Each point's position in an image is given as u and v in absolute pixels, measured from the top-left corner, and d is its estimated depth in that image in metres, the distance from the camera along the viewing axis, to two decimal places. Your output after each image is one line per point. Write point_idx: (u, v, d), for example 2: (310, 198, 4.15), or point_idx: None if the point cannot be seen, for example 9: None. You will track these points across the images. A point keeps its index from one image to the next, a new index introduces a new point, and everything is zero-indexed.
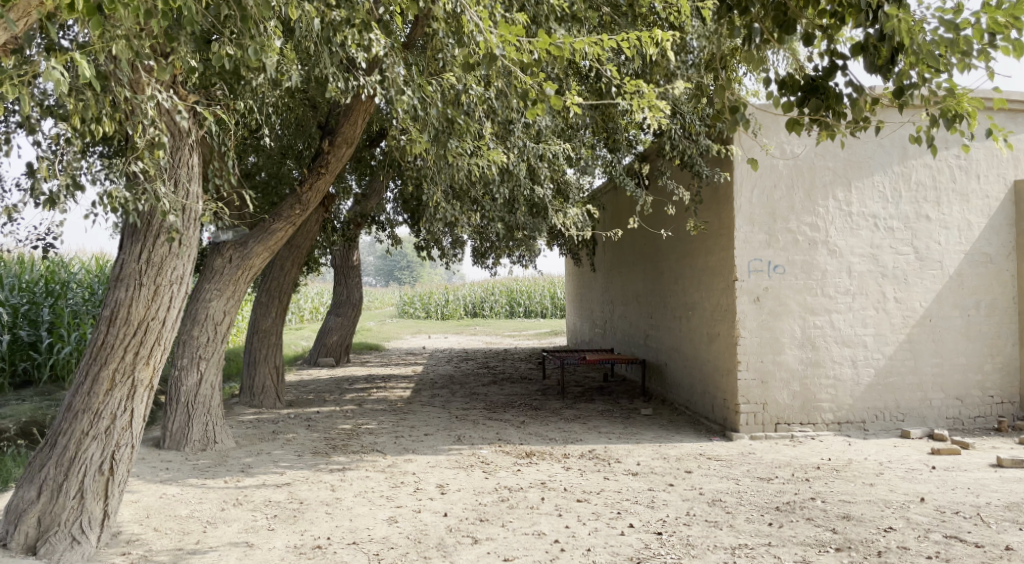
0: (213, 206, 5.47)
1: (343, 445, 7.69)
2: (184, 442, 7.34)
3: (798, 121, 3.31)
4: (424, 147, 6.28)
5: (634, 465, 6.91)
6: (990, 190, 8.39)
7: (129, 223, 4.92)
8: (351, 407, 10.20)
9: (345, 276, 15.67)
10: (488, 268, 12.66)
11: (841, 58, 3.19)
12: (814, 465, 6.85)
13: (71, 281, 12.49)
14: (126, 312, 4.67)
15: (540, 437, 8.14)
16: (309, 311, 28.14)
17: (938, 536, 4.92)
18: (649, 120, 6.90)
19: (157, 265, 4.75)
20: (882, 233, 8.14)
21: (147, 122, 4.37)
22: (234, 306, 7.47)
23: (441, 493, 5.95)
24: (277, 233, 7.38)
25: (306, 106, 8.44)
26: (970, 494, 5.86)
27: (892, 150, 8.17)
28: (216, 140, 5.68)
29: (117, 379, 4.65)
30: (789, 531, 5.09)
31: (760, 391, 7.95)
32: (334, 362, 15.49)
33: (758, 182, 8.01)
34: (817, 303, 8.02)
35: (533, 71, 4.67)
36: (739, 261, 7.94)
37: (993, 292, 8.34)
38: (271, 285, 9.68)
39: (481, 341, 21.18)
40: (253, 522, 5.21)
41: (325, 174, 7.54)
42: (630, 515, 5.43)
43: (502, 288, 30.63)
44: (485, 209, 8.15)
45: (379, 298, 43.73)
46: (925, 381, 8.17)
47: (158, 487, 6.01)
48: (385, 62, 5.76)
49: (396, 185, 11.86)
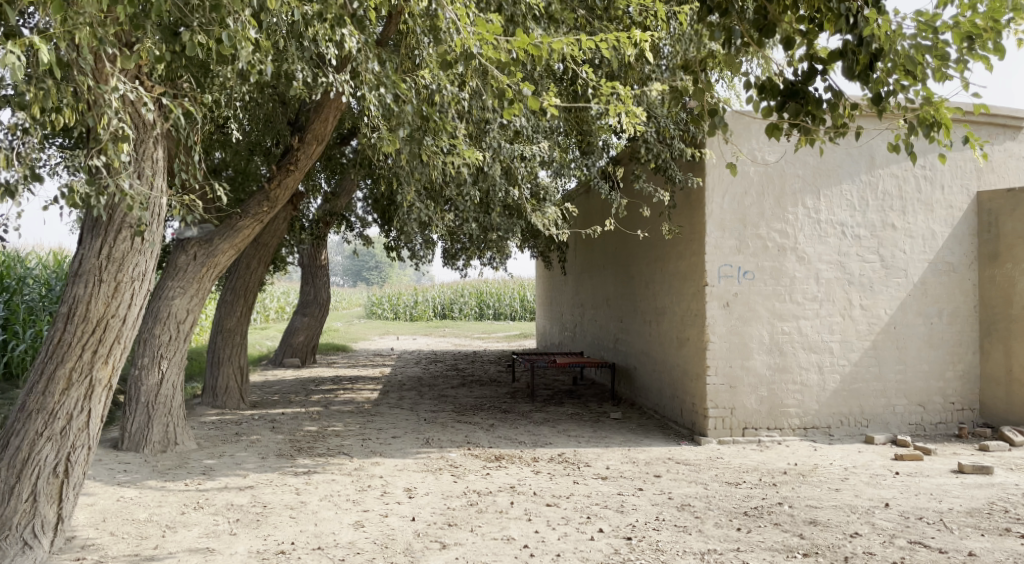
0: (179, 202, 5.32)
1: (309, 448, 7.54)
2: (143, 444, 7.13)
3: (777, 126, 3.31)
4: (397, 145, 6.19)
5: (603, 470, 6.88)
6: (954, 200, 8.55)
7: (89, 217, 4.75)
8: (317, 409, 10.03)
9: (312, 276, 15.45)
10: (458, 269, 12.58)
11: (820, 63, 3.21)
12: (781, 470, 6.89)
13: (27, 276, 12.14)
14: (85, 309, 4.51)
15: (509, 440, 8.09)
16: (274, 311, 27.76)
17: (902, 542, 4.97)
18: (623, 124, 6.91)
19: (118, 262, 4.60)
20: (850, 241, 8.25)
21: (111, 114, 4.21)
22: (198, 305, 7.29)
23: (409, 497, 5.86)
24: (244, 230, 7.22)
25: (278, 102, 8.30)
26: (933, 499, 5.95)
27: (860, 159, 8.29)
28: (182, 134, 5.53)
29: (74, 379, 4.48)
30: (757, 535, 5.10)
31: (728, 396, 7.99)
32: (300, 363, 15.26)
33: (729, 188, 8.06)
34: (785, 310, 8.10)
35: (510, 70, 4.62)
36: (709, 266, 7.98)
37: (955, 301, 8.50)
38: (236, 283, 9.49)
39: (450, 343, 20.96)
40: (214, 526, 5.07)
41: (295, 171, 7.40)
42: (599, 520, 5.40)
43: (472, 289, 30.48)
44: (458, 209, 8.08)
45: (347, 298, 43.23)
46: (889, 387, 8.28)
47: (115, 490, 5.82)
48: (358, 58, 5.66)
49: (367, 184, 11.73)
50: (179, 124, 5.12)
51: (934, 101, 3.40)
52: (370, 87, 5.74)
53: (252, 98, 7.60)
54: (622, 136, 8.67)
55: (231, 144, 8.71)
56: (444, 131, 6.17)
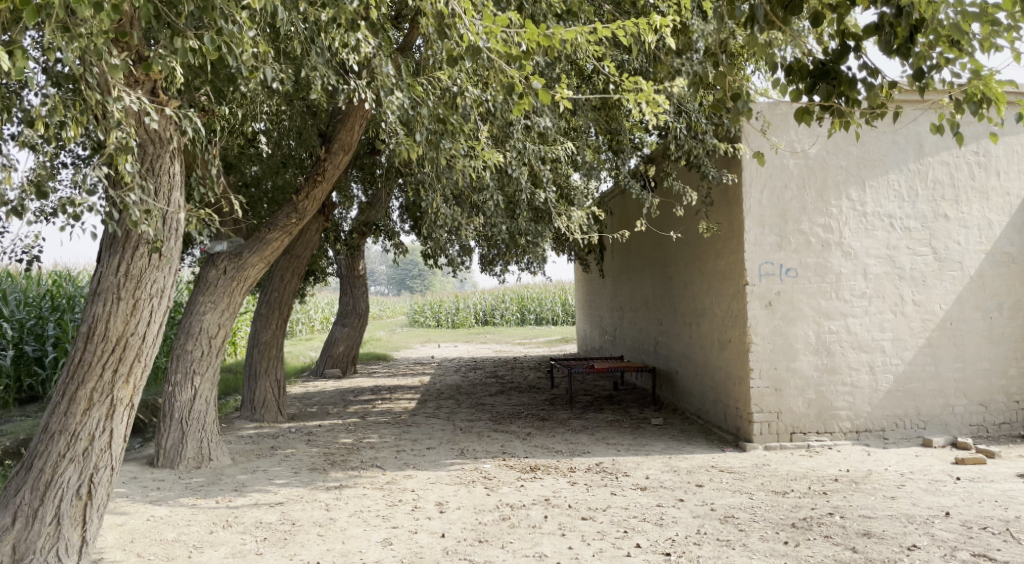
0: (199, 217, 5.27)
1: (342, 461, 7.45)
2: (178, 460, 7.13)
3: (808, 109, 3.06)
4: (417, 149, 6.08)
5: (643, 479, 6.62)
6: (1011, 186, 8.08)
7: (108, 233, 4.69)
8: (355, 420, 9.98)
9: (350, 286, 15.44)
10: (495, 275, 12.45)
11: (853, 38, 2.93)
12: (832, 478, 6.54)
13: (77, 295, 12.44)
14: (104, 328, 4.45)
15: (546, 450, 7.89)
16: (319, 322, 28.08)
17: (965, 555, 4.60)
18: (650, 119, 6.68)
19: (136, 278, 4.53)
20: (899, 233, 7.84)
21: (116, 127, 4.12)
22: (229, 319, 7.25)
23: (440, 512, 5.70)
24: (273, 243, 7.15)
25: (307, 115, 8.26)
26: (998, 507, 5.54)
27: (907, 146, 7.87)
28: (200, 149, 5.49)
29: (96, 399, 4.44)
30: (806, 549, 4.80)
31: (773, 400, 7.65)
32: (341, 373, 15.28)
33: (768, 182, 7.72)
34: (832, 307, 7.72)
35: (521, 64, 4.48)
36: (749, 264, 7.66)
37: (1016, 294, 8.01)
38: (271, 297, 9.47)
39: (491, 350, 20.83)
40: (241, 546, 4.98)
41: (323, 181, 7.28)
42: (637, 534, 5.15)
43: (513, 295, 30.37)
44: (487, 215, 7.92)
45: (391, 306, 43.60)
46: (946, 387, 7.84)
47: (146, 509, 5.79)
48: (373, 62, 5.55)
49: (400, 193, 11.67)
50: (196, 137, 5.07)
51: (983, 75, 3.09)
52: (387, 90, 5.62)
53: (279, 109, 7.60)
54: (654, 133, 8.45)
55: (263, 157, 8.74)
56: (461, 133, 6.02)
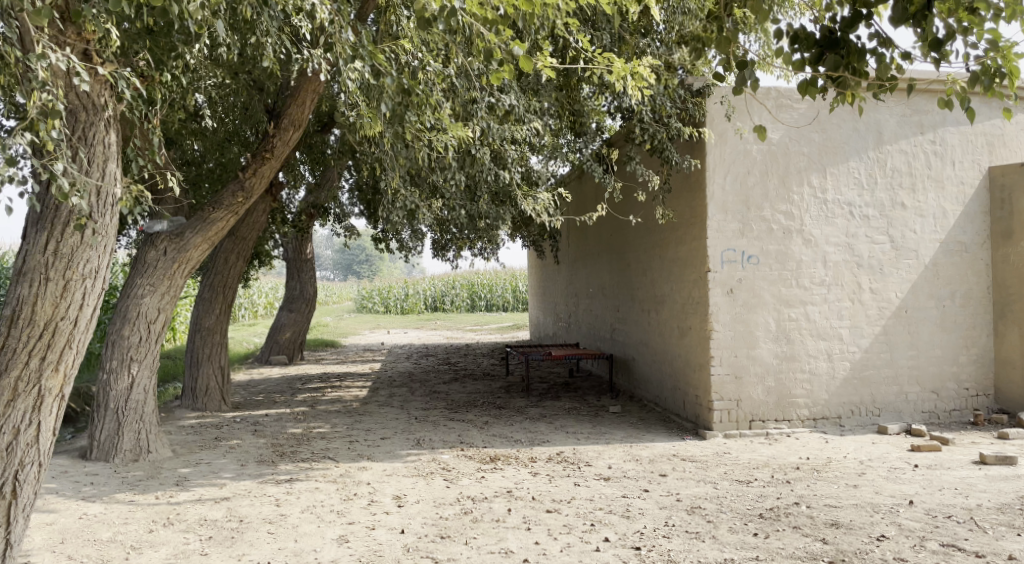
0: (135, 193, 4.85)
1: (292, 453, 7.10)
2: (113, 453, 6.68)
3: (813, 81, 2.96)
4: (379, 124, 5.75)
5: (605, 469, 6.48)
6: (965, 176, 8.16)
7: (34, 207, 4.26)
8: (303, 409, 9.59)
9: (298, 270, 14.89)
10: (449, 260, 12.14)
11: (864, 7, 2.82)
12: (793, 466, 6.50)
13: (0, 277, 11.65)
14: (30, 311, 4.03)
15: (504, 439, 7.68)
16: (263, 307, 27.25)
17: (935, 545, 4.57)
18: (628, 88, 6.58)
19: (66, 257, 4.12)
20: (857, 221, 7.85)
21: (37, 87, 3.68)
22: (169, 304, 6.78)
23: (398, 506, 5.43)
24: (218, 224, 6.67)
25: (254, 89, 7.80)
26: (960, 495, 5.56)
27: (868, 134, 7.87)
28: (138, 120, 5.07)
29: (21, 389, 4.00)
30: (777, 541, 4.70)
31: (733, 387, 7.59)
32: (287, 360, 14.76)
33: (731, 167, 7.62)
34: (792, 295, 7.69)
35: (500, 27, 4.19)
36: (711, 251, 7.56)
37: (967, 282, 8.13)
38: (215, 280, 8.99)
39: (443, 336, 20.53)
40: (183, 545, 4.63)
41: (271, 159, 6.83)
42: (605, 527, 4.99)
43: (463, 281, 30.02)
44: (445, 197, 7.58)
45: (337, 292, 42.75)
46: (900, 373, 7.91)
47: (79, 506, 5.37)
48: (331, 28, 5.18)
49: (352, 174, 11.26)
50: (132, 105, 4.68)
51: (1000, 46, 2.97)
52: (345, 60, 5.27)
53: (225, 81, 7.15)
54: (616, 117, 8.27)
55: (207, 132, 8.22)
56: (426, 106, 5.75)
